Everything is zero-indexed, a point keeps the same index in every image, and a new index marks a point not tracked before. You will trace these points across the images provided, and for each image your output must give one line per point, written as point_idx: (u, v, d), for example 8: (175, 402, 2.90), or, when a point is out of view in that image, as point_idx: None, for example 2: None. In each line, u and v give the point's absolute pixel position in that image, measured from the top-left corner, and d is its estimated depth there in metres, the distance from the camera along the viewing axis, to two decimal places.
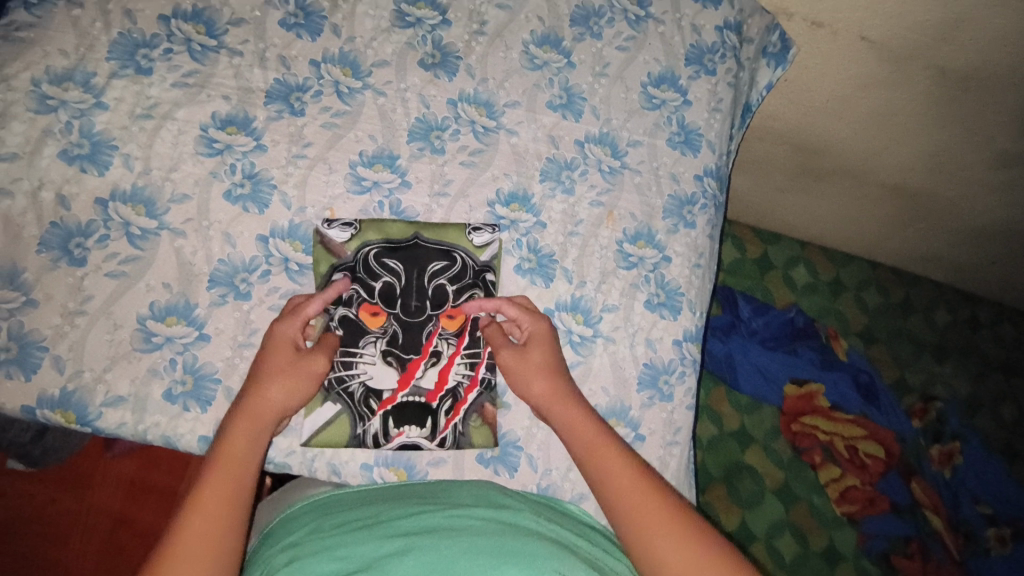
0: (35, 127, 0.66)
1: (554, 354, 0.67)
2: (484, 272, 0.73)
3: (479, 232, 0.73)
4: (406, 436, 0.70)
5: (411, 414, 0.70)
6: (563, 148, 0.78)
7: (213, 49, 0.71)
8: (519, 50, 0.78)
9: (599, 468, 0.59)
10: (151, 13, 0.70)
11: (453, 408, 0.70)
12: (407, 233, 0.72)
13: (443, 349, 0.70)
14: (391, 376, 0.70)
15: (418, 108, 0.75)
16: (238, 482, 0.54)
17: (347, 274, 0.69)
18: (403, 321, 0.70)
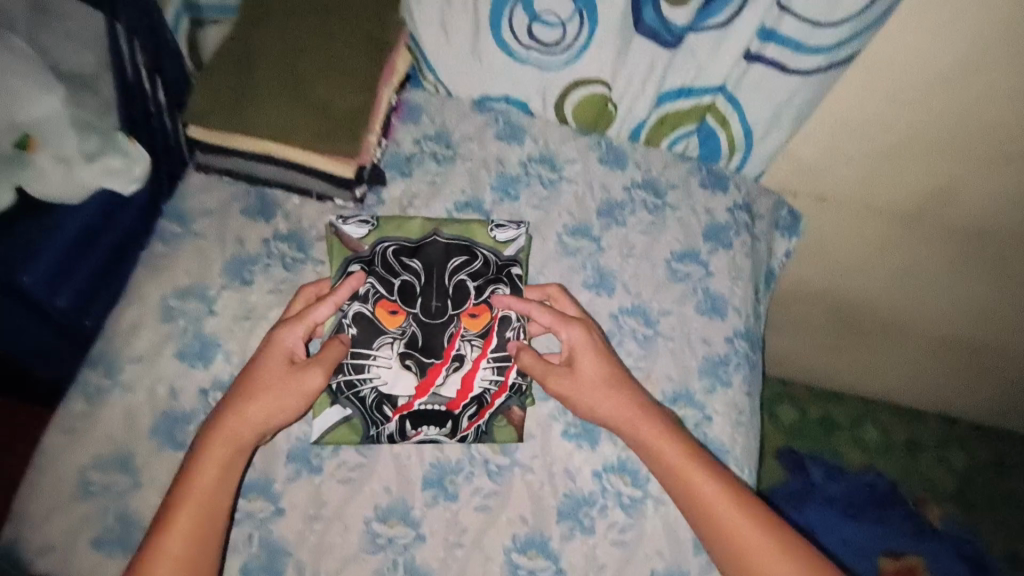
0: (160, 333, 0.80)
1: (607, 370, 0.77)
2: (505, 267, 0.85)
3: (502, 229, 0.87)
4: (424, 434, 0.78)
5: (429, 416, 0.78)
6: (599, 321, 0.87)
7: (302, 261, 0.86)
8: (555, 241, 0.92)
9: (681, 474, 0.71)
10: (257, 238, 0.87)
11: (478, 412, 0.79)
12: (426, 232, 0.87)
13: (466, 354, 0.80)
14: (412, 380, 0.79)
15: None
16: (214, 503, 0.65)
17: (365, 266, 0.82)
18: (422, 321, 0.81)
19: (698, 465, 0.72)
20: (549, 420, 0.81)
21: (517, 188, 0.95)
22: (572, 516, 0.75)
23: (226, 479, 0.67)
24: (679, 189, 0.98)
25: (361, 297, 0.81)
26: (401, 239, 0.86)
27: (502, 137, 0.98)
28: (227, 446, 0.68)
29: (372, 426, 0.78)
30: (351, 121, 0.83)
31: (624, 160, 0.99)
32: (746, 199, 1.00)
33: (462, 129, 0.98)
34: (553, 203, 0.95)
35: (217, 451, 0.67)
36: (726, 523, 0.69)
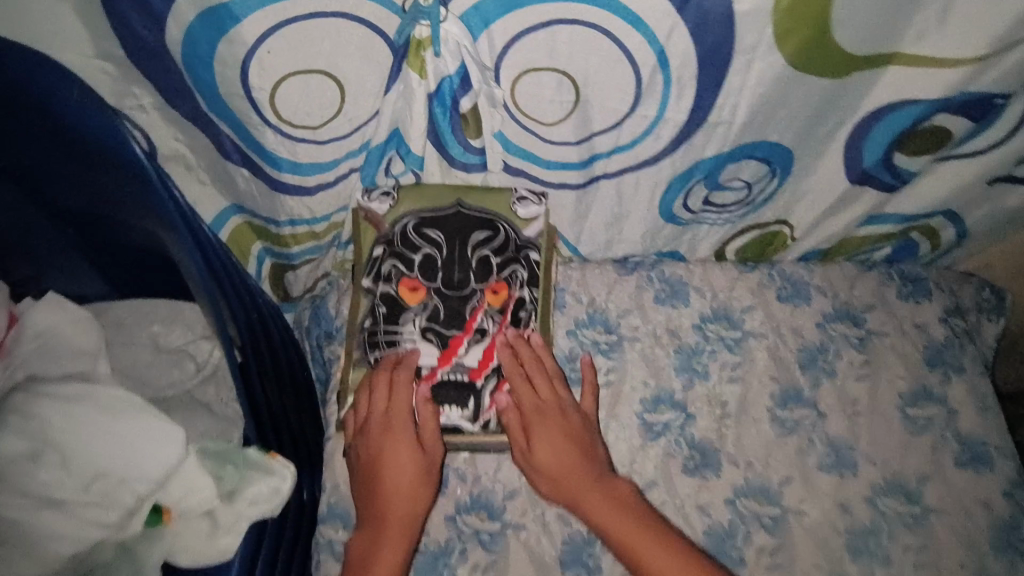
0: None
1: (562, 445, 0.59)
2: (526, 249, 0.64)
3: (524, 202, 0.65)
4: (445, 419, 0.60)
5: (452, 392, 0.60)
6: (858, 513, 0.73)
7: (500, 530, 0.71)
8: (769, 419, 0.78)
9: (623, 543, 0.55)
10: (439, 518, 0.71)
11: (500, 388, 0.61)
12: (446, 197, 0.64)
13: (488, 326, 0.62)
14: (433, 352, 0.61)
15: (703, 520, 0.73)
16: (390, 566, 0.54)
17: (386, 247, 0.63)
18: (445, 294, 0.62)
19: (647, 529, 0.55)
20: None
21: (701, 362, 0.80)
22: None
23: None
24: (879, 308, 0.84)
25: (376, 276, 0.63)
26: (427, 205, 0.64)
27: (663, 300, 0.83)
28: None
29: None
30: (481, 187, 0.64)
31: (805, 289, 0.84)
32: (954, 299, 0.85)
33: (616, 303, 0.82)
34: (749, 370, 0.80)
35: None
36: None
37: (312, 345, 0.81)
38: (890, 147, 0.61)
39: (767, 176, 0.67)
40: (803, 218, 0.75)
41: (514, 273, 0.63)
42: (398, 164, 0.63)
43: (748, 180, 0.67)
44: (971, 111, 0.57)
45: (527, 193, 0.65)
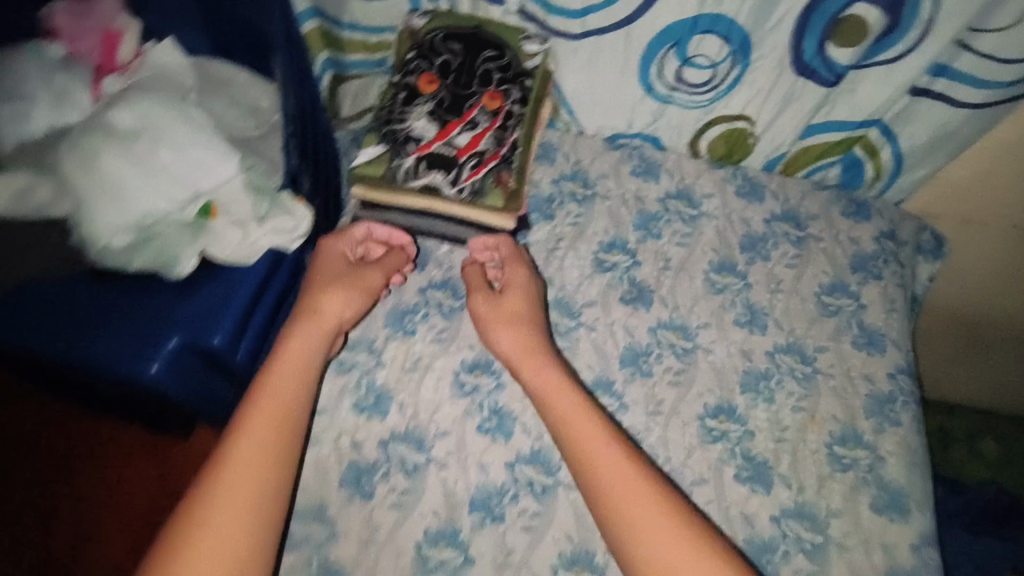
0: (336, 385, 0.81)
1: (528, 309, 0.76)
2: (523, 75, 0.82)
3: (530, 40, 0.82)
4: (430, 179, 0.77)
5: (440, 160, 0.77)
6: (755, 359, 0.87)
7: (459, 307, 0.87)
8: (702, 278, 0.92)
9: (569, 421, 0.65)
10: (414, 287, 0.88)
11: (478, 167, 0.77)
12: (471, 23, 0.82)
13: (479, 120, 0.79)
14: (432, 129, 0.78)
15: (626, 338, 0.87)
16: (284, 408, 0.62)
17: (416, 49, 0.81)
18: (453, 91, 0.80)
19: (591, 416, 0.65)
20: (720, 463, 0.80)
21: (657, 225, 0.95)
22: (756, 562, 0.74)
23: (270, 522, 0.56)
24: (821, 219, 0.96)
25: (404, 70, 0.81)
26: (454, 26, 0.82)
27: (638, 174, 0.98)
28: (261, 432, 0.59)
29: (392, 161, 0.78)
30: (499, 22, 0.83)
31: (760, 191, 0.98)
32: (891, 225, 0.97)
33: (598, 167, 0.98)
34: (695, 240, 0.94)
35: (248, 461, 0.57)
36: (632, 519, 0.58)
37: (349, 160, 0.98)
38: (824, 38, 0.77)
39: (728, 57, 0.82)
40: (762, 112, 0.89)
41: (508, 90, 0.81)
42: None
43: (713, 61, 0.83)
44: (887, 9, 0.73)
45: (533, 36, 0.83)
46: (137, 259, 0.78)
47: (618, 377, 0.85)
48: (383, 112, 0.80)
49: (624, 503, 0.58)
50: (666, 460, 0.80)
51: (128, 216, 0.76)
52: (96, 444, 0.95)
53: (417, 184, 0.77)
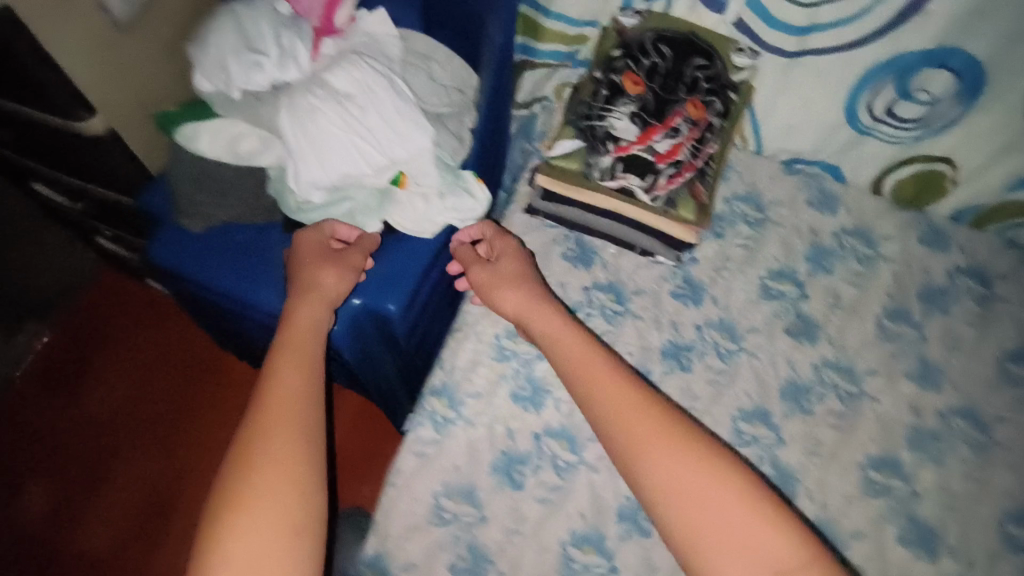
0: (494, 371, 0.82)
1: (519, 274, 0.79)
2: (728, 88, 0.79)
3: (741, 53, 0.80)
4: (626, 182, 0.76)
5: (639, 164, 0.76)
6: (925, 417, 0.82)
7: (621, 313, 0.87)
8: (874, 322, 0.87)
9: (593, 383, 0.64)
10: (577, 285, 0.88)
11: (675, 176, 0.76)
12: (683, 29, 0.80)
13: (681, 128, 0.77)
14: (633, 131, 0.77)
15: (787, 371, 0.84)
16: (302, 364, 0.64)
17: (624, 48, 0.80)
18: (658, 94, 0.78)
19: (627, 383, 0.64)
20: (881, 520, 0.76)
21: (831, 260, 0.90)
22: None
23: (315, 444, 0.58)
24: (1011, 279, 0.89)
25: (610, 67, 0.80)
26: (666, 30, 0.80)
27: (813, 205, 0.94)
28: (296, 381, 0.62)
29: (590, 159, 0.77)
30: (712, 30, 0.81)
31: (946, 241, 0.91)
32: None
33: (773, 192, 0.95)
34: (870, 281, 0.89)
35: (280, 418, 0.58)
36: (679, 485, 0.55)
37: (517, 149, 1.01)
38: None
39: (953, 95, 0.77)
40: (969, 158, 0.84)
41: (711, 101, 0.78)
42: None
43: (934, 96, 0.78)
44: None
45: (744, 48, 0.80)
46: (326, 218, 0.82)
47: (776, 411, 0.81)
48: (584, 107, 0.80)
49: (651, 446, 0.58)
50: (824, 506, 0.76)
51: (330, 179, 0.79)
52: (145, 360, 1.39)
53: (612, 185, 0.76)
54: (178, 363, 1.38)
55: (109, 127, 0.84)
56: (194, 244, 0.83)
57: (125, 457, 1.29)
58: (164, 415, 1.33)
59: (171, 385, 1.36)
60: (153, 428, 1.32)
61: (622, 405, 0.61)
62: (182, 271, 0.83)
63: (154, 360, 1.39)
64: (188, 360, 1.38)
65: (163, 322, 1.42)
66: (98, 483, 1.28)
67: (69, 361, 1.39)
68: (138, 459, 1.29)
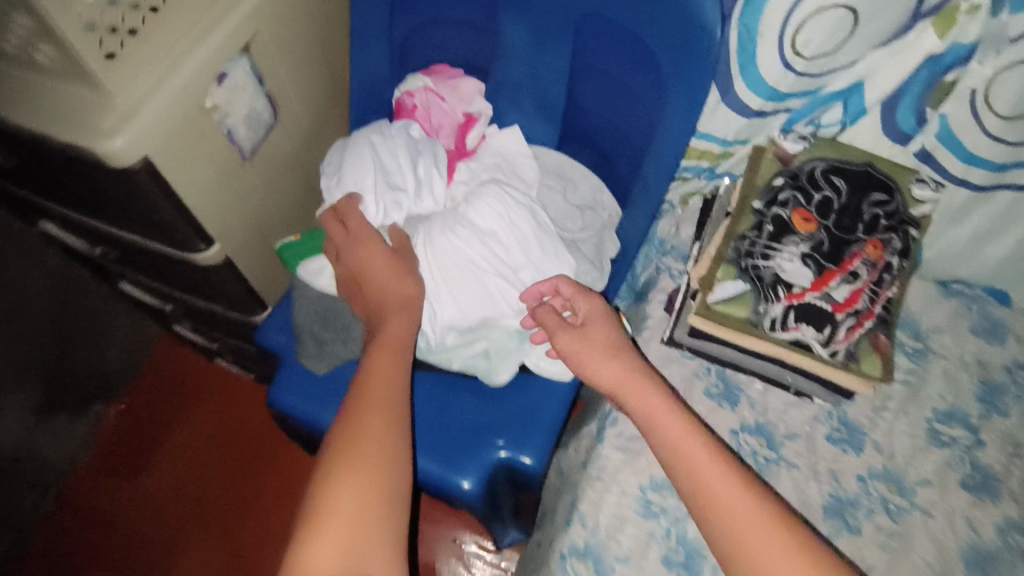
0: (642, 529, 0.74)
1: (607, 338, 0.68)
2: (909, 225, 0.71)
3: (923, 185, 0.72)
4: (800, 333, 0.69)
5: (815, 314, 0.69)
6: None
7: (774, 460, 0.79)
8: None
9: (675, 441, 0.61)
10: (724, 427, 0.80)
11: (855, 326, 0.69)
12: (859, 159, 0.73)
13: (861, 271, 0.69)
14: (807, 276, 0.70)
15: (969, 534, 0.74)
16: (387, 398, 0.60)
17: (791, 180, 0.74)
18: (833, 233, 0.71)
19: (703, 441, 0.60)
20: None
21: (1005, 399, 0.81)
22: None
23: (394, 501, 0.55)
24: None
25: (774, 200, 0.74)
26: (836, 158, 0.73)
27: (979, 332, 0.85)
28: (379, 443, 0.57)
29: (757, 304, 0.71)
30: (890, 159, 0.73)
31: None
32: None
33: (930, 317, 0.87)
34: None
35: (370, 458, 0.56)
36: (756, 559, 0.53)
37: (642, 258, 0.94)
38: None
39: None
40: None
41: (891, 240, 0.71)
42: (832, 114, 0.72)
43: None
44: None
45: (926, 178, 0.72)
46: (458, 360, 0.75)
47: None
48: (746, 243, 0.73)
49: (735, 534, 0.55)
50: None
51: (467, 322, 0.73)
52: (201, 446, 1.27)
53: (784, 336, 0.69)
54: (245, 458, 1.25)
55: (224, 254, 0.79)
56: (317, 388, 0.76)
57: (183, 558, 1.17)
58: (231, 518, 1.21)
59: (241, 485, 1.24)
60: (216, 532, 1.19)
61: (703, 472, 0.58)
62: (305, 419, 0.76)
63: (211, 446, 1.27)
64: (246, 446, 1.27)
65: (217, 404, 1.31)
66: None
67: (123, 448, 1.27)
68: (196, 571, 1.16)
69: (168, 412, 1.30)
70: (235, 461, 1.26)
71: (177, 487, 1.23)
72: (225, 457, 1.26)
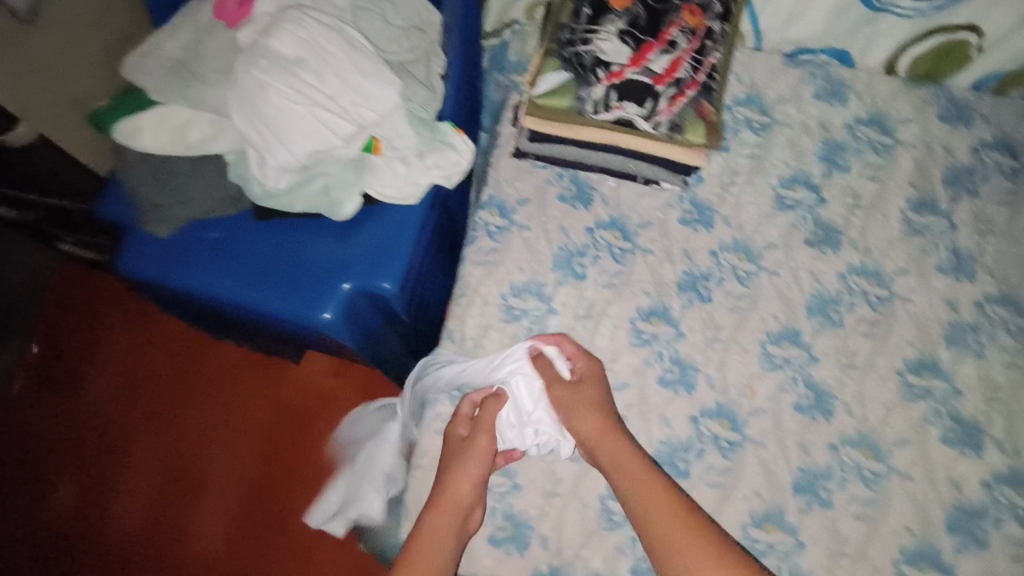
0: (506, 334, 0.78)
1: (595, 405, 0.69)
2: None
3: None
4: (623, 112, 0.68)
5: (635, 89, 0.68)
6: (963, 311, 0.77)
7: (630, 250, 0.81)
8: (899, 218, 0.82)
9: (644, 505, 0.62)
10: (580, 227, 0.82)
11: (677, 97, 0.68)
12: None
13: (678, 42, 0.69)
14: (625, 52, 0.69)
15: (812, 284, 0.80)
16: (452, 514, 0.64)
17: None
18: (648, 7, 0.70)
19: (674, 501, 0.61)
20: (924, 423, 0.73)
21: (845, 157, 0.85)
22: (964, 528, 0.69)
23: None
24: None
25: None
26: None
27: (822, 97, 0.87)
28: (442, 536, 0.62)
29: (580, 91, 0.70)
30: None
31: (970, 114, 0.86)
32: None
33: (776, 89, 0.88)
34: (889, 172, 0.84)
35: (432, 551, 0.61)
36: None
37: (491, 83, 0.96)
38: None
39: None
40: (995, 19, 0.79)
41: (705, 8, 0.72)
42: None
43: None
44: None
45: None
46: (299, 202, 0.75)
47: (805, 328, 0.78)
48: (566, 32, 0.72)
49: None
50: (863, 418, 0.74)
51: (296, 161, 0.71)
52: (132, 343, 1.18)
53: (608, 118, 0.69)
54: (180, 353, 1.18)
55: (38, 134, 0.75)
56: (165, 249, 0.77)
57: (132, 450, 1.12)
58: (177, 408, 1.14)
59: (181, 382, 1.16)
60: (164, 432, 1.13)
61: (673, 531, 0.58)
62: (161, 283, 0.78)
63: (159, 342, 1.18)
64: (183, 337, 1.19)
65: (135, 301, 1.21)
66: (106, 480, 1.10)
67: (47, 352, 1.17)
68: (146, 463, 1.11)
69: (93, 323, 1.19)
70: (171, 362, 1.17)
71: (114, 390, 1.15)
72: (159, 354, 1.17)
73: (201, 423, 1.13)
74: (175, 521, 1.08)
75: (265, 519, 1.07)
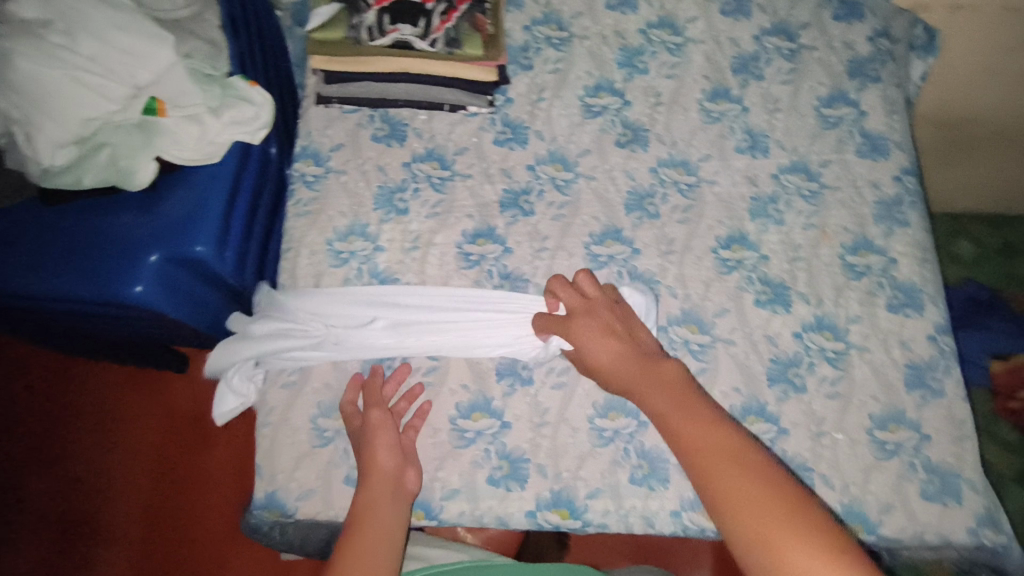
0: (336, 279, 0.77)
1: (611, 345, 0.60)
2: None
3: None
4: (400, 33, 0.78)
5: (406, 11, 0.78)
6: (762, 185, 0.83)
7: (449, 178, 0.82)
8: (697, 109, 0.87)
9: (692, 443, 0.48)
10: (396, 163, 0.82)
11: (447, 13, 0.79)
12: None
13: None
14: None
15: (627, 182, 0.83)
16: (385, 486, 0.61)
17: None
18: None
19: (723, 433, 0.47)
20: (739, 290, 0.79)
21: (642, 60, 0.89)
22: (783, 378, 0.75)
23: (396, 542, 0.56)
24: (813, 27, 0.91)
25: None
26: None
27: (614, 8, 0.91)
28: (393, 510, 0.59)
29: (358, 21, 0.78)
30: None
31: (747, 7, 0.92)
32: (883, 23, 0.93)
33: (570, 6, 0.91)
34: (684, 69, 0.89)
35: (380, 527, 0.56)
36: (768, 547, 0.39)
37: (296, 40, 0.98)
38: None
39: None
40: None
41: None
42: None
43: None
44: None
45: None
46: (88, 177, 0.70)
47: (624, 225, 0.81)
48: None
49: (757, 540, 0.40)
50: (686, 296, 0.78)
51: (71, 129, 0.67)
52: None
53: (386, 40, 0.78)
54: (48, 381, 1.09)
55: None
56: None
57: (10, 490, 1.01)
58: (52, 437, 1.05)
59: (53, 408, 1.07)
60: (44, 466, 1.03)
61: (725, 469, 0.44)
62: None
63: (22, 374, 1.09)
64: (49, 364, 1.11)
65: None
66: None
67: None
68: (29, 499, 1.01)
69: None
70: (46, 387, 1.09)
71: None
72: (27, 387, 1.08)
73: (88, 445, 1.05)
74: (68, 552, 0.98)
75: (173, 526, 1.01)
